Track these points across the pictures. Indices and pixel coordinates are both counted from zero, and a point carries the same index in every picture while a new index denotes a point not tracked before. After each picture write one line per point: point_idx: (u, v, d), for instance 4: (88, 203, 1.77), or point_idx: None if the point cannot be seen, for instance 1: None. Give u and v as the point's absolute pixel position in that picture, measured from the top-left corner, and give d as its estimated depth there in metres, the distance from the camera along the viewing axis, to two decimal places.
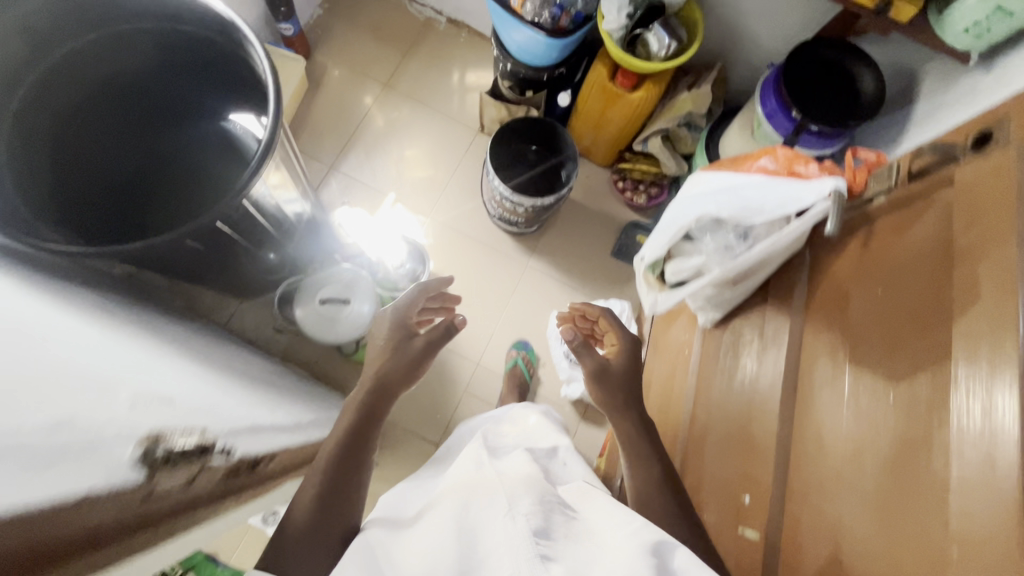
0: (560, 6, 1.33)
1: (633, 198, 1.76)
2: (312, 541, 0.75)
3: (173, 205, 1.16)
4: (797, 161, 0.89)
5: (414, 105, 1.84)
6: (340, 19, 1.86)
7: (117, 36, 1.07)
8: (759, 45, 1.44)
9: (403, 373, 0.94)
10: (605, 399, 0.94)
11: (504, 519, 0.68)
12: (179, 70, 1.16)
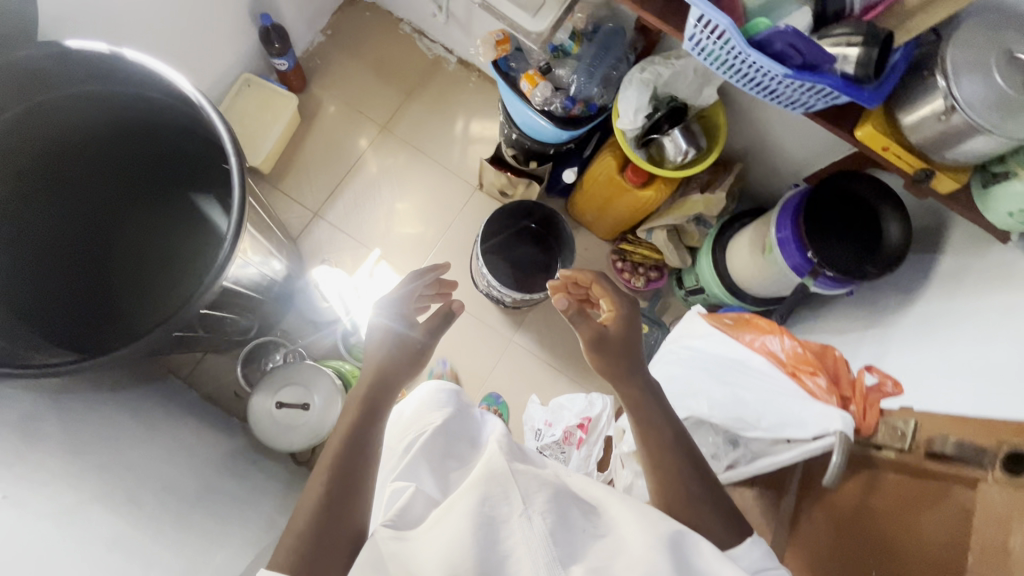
0: (574, 97, 1.21)
1: (632, 279, 1.64)
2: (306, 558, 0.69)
3: (131, 280, 1.08)
4: (805, 366, 0.81)
5: (411, 152, 1.72)
6: (340, 49, 1.73)
7: (60, 105, 0.96)
8: (785, 151, 1.33)
9: (394, 361, 0.89)
10: (606, 366, 0.83)
11: (518, 522, 0.59)
12: (133, 137, 1.07)
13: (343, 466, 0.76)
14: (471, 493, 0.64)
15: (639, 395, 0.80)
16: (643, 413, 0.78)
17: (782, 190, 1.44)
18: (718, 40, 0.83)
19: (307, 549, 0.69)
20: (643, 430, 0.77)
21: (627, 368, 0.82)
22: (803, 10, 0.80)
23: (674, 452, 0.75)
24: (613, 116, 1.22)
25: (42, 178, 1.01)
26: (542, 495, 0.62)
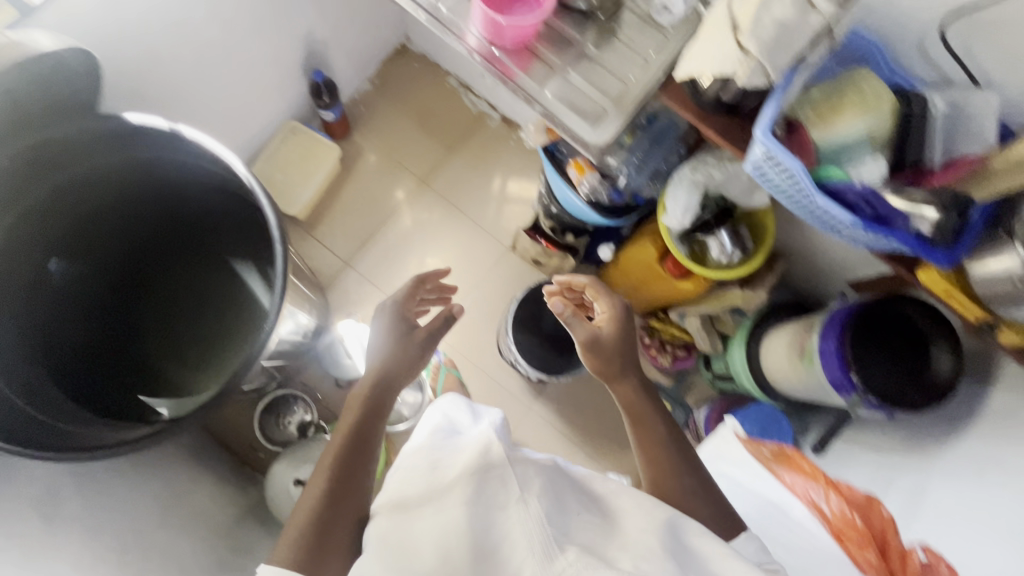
0: (622, 190, 1.21)
1: (659, 357, 1.59)
2: (315, 543, 0.77)
3: (164, 330, 1.13)
4: (852, 529, 0.76)
5: (447, 207, 1.71)
6: (385, 98, 1.73)
7: (101, 171, 0.97)
8: (832, 257, 1.28)
9: (398, 360, 0.97)
10: (602, 366, 0.93)
11: (514, 510, 0.66)
12: (168, 194, 1.07)
13: (348, 468, 0.84)
14: (462, 480, 0.70)
15: (634, 395, 0.91)
16: (639, 408, 0.90)
17: (825, 290, 1.40)
18: (785, 176, 0.80)
19: (317, 536, 0.77)
20: (638, 424, 0.89)
21: (621, 367, 0.93)
22: (879, 160, 0.77)
23: (660, 452, 0.85)
24: (659, 210, 1.21)
25: (80, 234, 1.03)
26: (535, 483, 0.70)
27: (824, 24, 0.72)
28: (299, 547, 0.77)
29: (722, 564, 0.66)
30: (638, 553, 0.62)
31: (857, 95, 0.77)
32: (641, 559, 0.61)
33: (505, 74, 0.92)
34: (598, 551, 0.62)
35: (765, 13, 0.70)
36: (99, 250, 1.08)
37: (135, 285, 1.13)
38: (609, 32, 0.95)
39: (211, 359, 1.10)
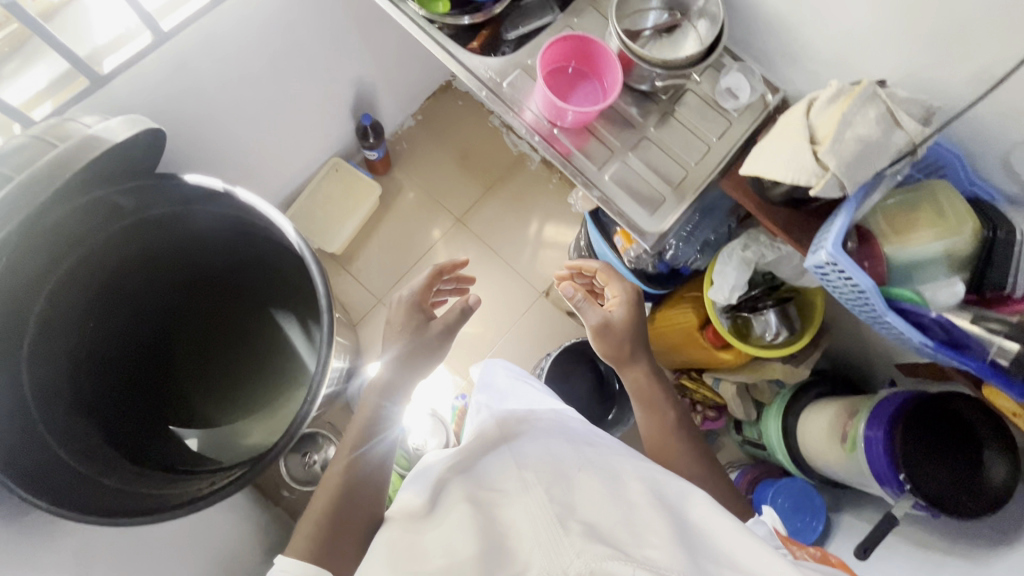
0: (667, 261, 1.19)
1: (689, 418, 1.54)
2: (333, 526, 0.78)
3: (205, 368, 1.13)
4: None
5: (481, 249, 1.70)
6: (428, 135, 1.73)
7: (155, 221, 0.96)
8: (882, 340, 1.24)
9: (413, 346, 0.96)
10: (612, 350, 0.98)
11: (520, 503, 0.65)
12: (220, 239, 1.06)
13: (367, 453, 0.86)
14: (469, 476, 0.72)
15: (642, 381, 0.96)
16: (646, 393, 0.96)
17: (870, 368, 1.35)
18: (843, 280, 0.77)
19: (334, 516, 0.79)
20: (645, 407, 0.95)
21: (630, 354, 0.97)
22: (952, 282, 0.74)
23: (665, 434, 0.93)
24: (706, 283, 1.18)
25: (133, 276, 1.03)
26: (534, 462, 0.72)
27: (908, 141, 0.69)
28: (320, 531, 0.78)
29: (734, 543, 0.61)
30: (648, 538, 0.58)
31: (935, 212, 0.74)
32: (650, 546, 0.57)
33: (561, 150, 0.91)
34: (607, 538, 0.58)
35: (847, 129, 0.68)
36: (139, 296, 1.07)
37: (180, 323, 1.13)
38: (672, 114, 0.93)
39: (249, 403, 1.11)
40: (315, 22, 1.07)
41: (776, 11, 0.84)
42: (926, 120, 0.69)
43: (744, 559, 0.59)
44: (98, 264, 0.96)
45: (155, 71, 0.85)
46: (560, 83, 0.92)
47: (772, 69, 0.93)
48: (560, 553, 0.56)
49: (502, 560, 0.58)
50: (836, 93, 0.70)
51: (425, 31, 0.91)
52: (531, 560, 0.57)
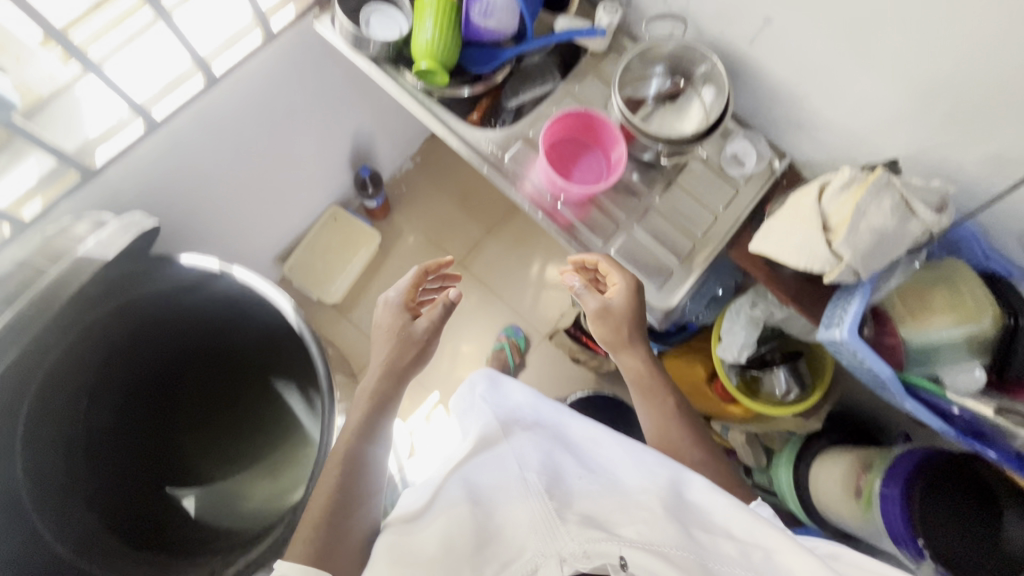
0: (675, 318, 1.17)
1: None
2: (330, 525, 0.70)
3: (207, 423, 1.10)
4: None
5: (483, 292, 1.68)
6: (427, 177, 1.70)
7: (144, 297, 0.91)
8: None
9: (398, 344, 0.84)
10: (609, 339, 0.83)
11: (517, 496, 0.63)
12: (214, 306, 0.99)
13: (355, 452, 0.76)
14: (463, 467, 0.69)
15: (643, 372, 0.82)
16: (645, 382, 0.82)
17: (883, 417, 1.32)
18: (854, 355, 0.75)
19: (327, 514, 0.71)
20: (646, 398, 0.82)
21: (631, 342, 0.82)
22: (976, 369, 0.70)
23: (669, 428, 0.79)
24: (715, 339, 1.16)
25: (128, 345, 0.98)
26: (533, 452, 0.68)
27: (925, 228, 0.67)
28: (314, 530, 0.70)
29: (728, 515, 0.61)
30: (639, 516, 0.59)
31: (953, 297, 0.72)
32: (641, 523, 0.58)
33: (562, 224, 0.89)
34: (599, 522, 0.59)
35: (861, 219, 0.66)
36: (133, 365, 1.02)
37: (181, 378, 1.09)
38: (677, 182, 0.91)
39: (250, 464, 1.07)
40: (317, 88, 1.03)
41: (782, 83, 0.83)
42: (941, 207, 0.68)
43: (737, 528, 0.60)
44: (89, 344, 0.90)
45: (150, 155, 0.83)
46: (563, 150, 0.90)
47: (777, 135, 0.91)
48: (555, 537, 0.58)
49: (501, 552, 0.59)
50: (848, 180, 0.68)
51: (423, 104, 0.89)
52: (528, 546, 0.59)
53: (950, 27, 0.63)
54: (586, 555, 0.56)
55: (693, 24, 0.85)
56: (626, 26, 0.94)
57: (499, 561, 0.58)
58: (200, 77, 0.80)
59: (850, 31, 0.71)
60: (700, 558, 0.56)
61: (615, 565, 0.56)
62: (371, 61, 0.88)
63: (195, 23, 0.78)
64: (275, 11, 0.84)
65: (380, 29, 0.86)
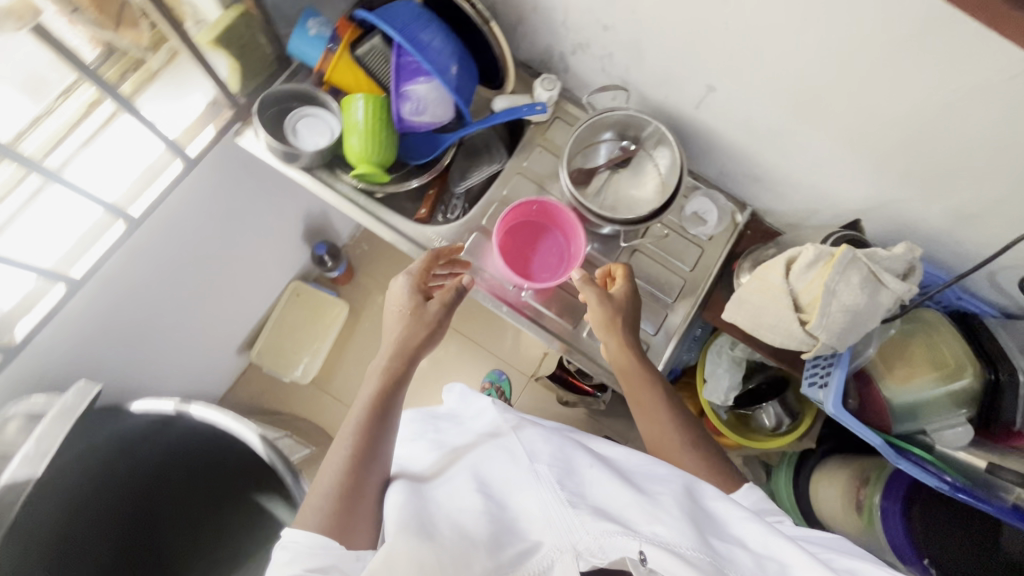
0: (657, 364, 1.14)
1: None
2: (349, 489, 0.62)
3: None
4: None
5: (462, 341, 1.63)
6: None
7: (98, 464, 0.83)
8: None
9: (411, 323, 0.74)
10: (598, 325, 0.77)
11: (529, 485, 0.57)
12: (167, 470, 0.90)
13: (375, 430, 0.67)
14: (471, 464, 0.63)
15: (631, 357, 0.76)
16: (633, 372, 0.76)
17: None
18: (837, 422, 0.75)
19: (343, 483, 0.62)
20: (633, 387, 0.76)
21: (625, 325, 0.77)
22: (965, 425, 0.69)
23: (660, 415, 0.75)
24: (698, 380, 1.13)
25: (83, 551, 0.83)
26: (545, 450, 0.61)
27: (896, 299, 0.65)
28: (329, 502, 0.61)
29: (745, 529, 0.54)
30: (658, 512, 0.52)
31: (930, 354, 0.71)
32: (660, 519, 0.51)
33: (528, 314, 0.85)
34: (614, 515, 0.52)
35: (832, 299, 0.64)
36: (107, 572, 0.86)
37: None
38: (640, 250, 0.88)
39: None
40: (257, 194, 0.96)
41: (734, 143, 0.80)
42: (908, 273, 0.66)
43: (751, 539, 0.54)
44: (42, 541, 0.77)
45: (87, 307, 0.76)
46: (520, 235, 0.85)
47: (734, 187, 0.89)
48: (571, 529, 0.52)
49: (515, 541, 0.53)
50: (814, 257, 0.66)
51: (365, 207, 0.84)
52: (542, 539, 0.53)
53: (901, 103, 0.60)
54: (603, 551, 0.50)
55: (636, 91, 0.82)
56: (566, 92, 0.90)
57: (515, 550, 0.52)
58: (120, 222, 0.73)
59: (799, 101, 0.67)
60: (720, 565, 0.49)
61: (636, 559, 0.49)
62: (306, 171, 0.82)
63: (98, 167, 0.69)
64: (192, 135, 0.77)
65: (308, 133, 0.81)
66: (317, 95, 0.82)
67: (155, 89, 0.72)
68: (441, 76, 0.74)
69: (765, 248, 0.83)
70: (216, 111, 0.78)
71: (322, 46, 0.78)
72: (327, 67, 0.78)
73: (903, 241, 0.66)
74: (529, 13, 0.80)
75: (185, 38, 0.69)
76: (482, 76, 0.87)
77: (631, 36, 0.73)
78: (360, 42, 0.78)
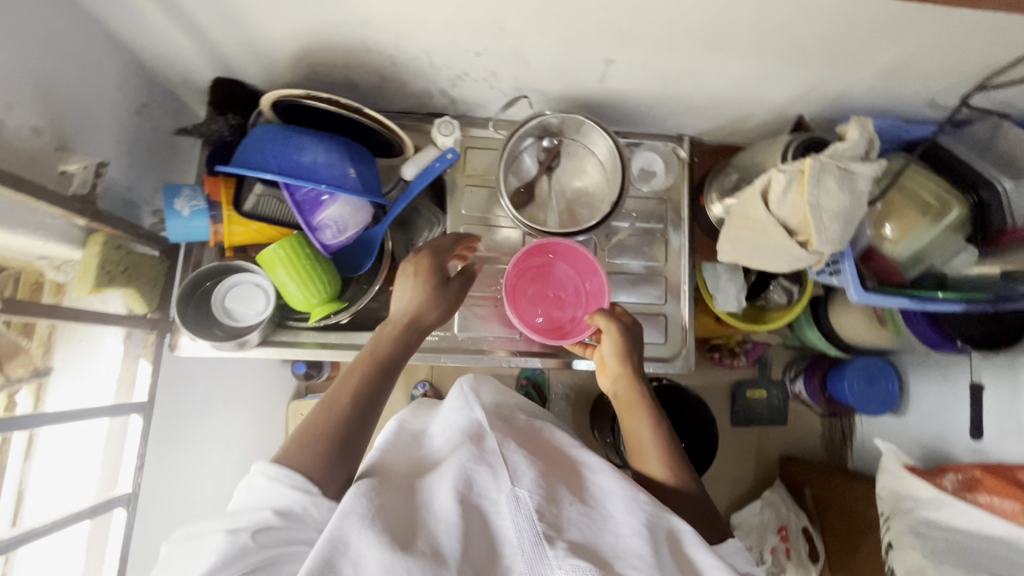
0: None
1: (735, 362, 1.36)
2: (337, 440, 0.54)
3: None
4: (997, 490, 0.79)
5: None
6: None
7: None
8: None
9: (430, 296, 0.69)
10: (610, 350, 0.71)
11: (507, 507, 0.51)
12: None
13: (374, 386, 0.59)
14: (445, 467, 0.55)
15: (626, 380, 0.69)
16: (621, 397, 0.68)
17: None
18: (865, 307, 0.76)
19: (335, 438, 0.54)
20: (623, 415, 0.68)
21: (627, 351, 0.70)
22: (969, 249, 0.73)
23: (637, 430, 0.65)
24: (704, 297, 1.06)
25: None
26: (529, 470, 0.54)
27: (873, 181, 0.65)
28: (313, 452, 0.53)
29: None
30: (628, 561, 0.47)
31: (915, 204, 0.73)
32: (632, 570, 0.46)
33: (544, 351, 0.84)
34: (592, 555, 0.47)
35: (820, 213, 0.64)
36: None
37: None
38: (612, 233, 0.86)
39: None
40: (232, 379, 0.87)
41: (652, 94, 0.76)
42: (870, 149, 0.66)
43: None
44: None
45: None
46: (525, 290, 0.81)
47: (664, 126, 0.86)
48: (544, 561, 0.46)
49: (491, 564, 0.48)
50: (787, 183, 0.65)
51: (338, 343, 0.79)
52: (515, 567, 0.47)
53: (803, 6, 0.57)
54: None
55: (532, 90, 0.76)
56: (463, 118, 0.83)
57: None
58: (120, 509, 0.67)
59: (701, 41, 0.64)
60: None
61: None
62: (262, 343, 0.76)
63: (58, 478, 0.61)
64: (129, 381, 0.70)
65: (241, 308, 0.74)
66: (227, 264, 0.74)
67: (61, 363, 0.61)
68: (340, 185, 0.67)
69: (724, 173, 0.82)
70: (137, 340, 0.71)
71: (204, 219, 0.69)
72: (224, 239, 0.71)
73: (854, 122, 0.65)
74: (391, 71, 0.72)
75: (54, 307, 0.59)
76: (375, 151, 0.79)
77: (508, 51, 0.67)
78: (240, 196, 0.69)
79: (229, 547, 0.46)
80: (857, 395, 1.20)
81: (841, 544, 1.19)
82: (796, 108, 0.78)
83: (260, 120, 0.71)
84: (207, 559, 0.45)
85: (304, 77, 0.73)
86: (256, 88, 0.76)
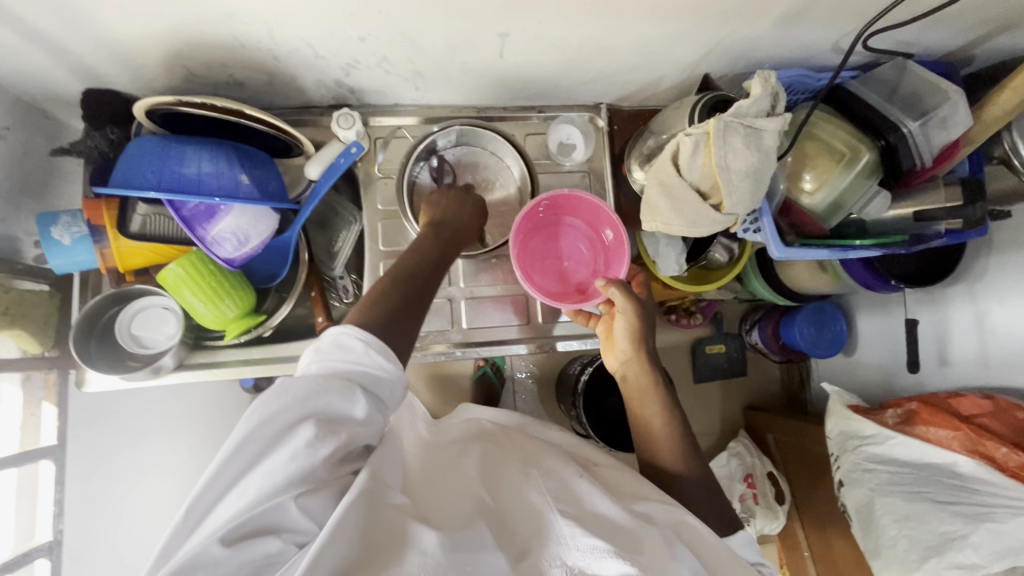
0: None
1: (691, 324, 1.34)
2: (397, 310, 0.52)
3: None
4: (930, 419, 0.82)
5: None
6: None
7: None
8: None
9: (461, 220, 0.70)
10: (627, 329, 0.69)
11: (533, 490, 0.53)
12: None
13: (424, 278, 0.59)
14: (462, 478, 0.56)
15: (637, 368, 0.69)
16: (632, 381, 0.68)
17: None
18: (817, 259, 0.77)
19: (399, 305, 0.53)
20: (633, 401, 0.68)
21: (640, 335, 0.70)
22: (882, 194, 0.74)
23: (648, 411, 0.67)
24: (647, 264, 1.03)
25: None
26: (554, 470, 0.57)
27: (778, 134, 0.64)
28: (379, 309, 0.52)
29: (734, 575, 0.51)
30: (660, 547, 0.47)
31: (828, 152, 0.73)
32: (669, 557, 0.46)
33: (481, 340, 0.82)
34: (623, 540, 0.47)
35: (728, 173, 0.63)
36: None
37: None
38: None
39: None
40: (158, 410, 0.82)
41: (557, 65, 0.73)
42: (774, 103, 0.65)
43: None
44: None
45: None
46: (536, 246, 0.79)
47: (580, 96, 0.83)
48: (562, 543, 0.46)
49: (513, 545, 0.47)
50: (693, 146, 0.64)
51: (259, 358, 0.75)
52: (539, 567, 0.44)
53: None
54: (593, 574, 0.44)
55: (432, 72, 0.72)
56: (368, 108, 0.79)
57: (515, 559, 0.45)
58: (42, 559, 0.68)
59: (593, 7, 0.61)
60: None
61: None
62: (178, 368, 0.72)
63: None
64: (35, 426, 0.68)
65: (150, 333, 0.70)
66: (125, 290, 0.69)
67: None
68: (234, 195, 0.63)
69: (642, 139, 0.80)
70: (37, 382, 0.69)
71: (88, 245, 0.65)
72: (117, 263, 0.67)
73: (758, 76, 0.63)
74: (276, 66, 0.67)
75: None
76: (273, 152, 0.75)
77: (393, 34, 0.63)
78: (124, 217, 0.64)
79: (310, 460, 0.41)
80: (807, 340, 1.22)
81: (802, 484, 1.23)
82: (705, 66, 0.76)
83: (141, 131, 0.66)
84: (282, 465, 0.40)
85: (183, 80, 0.68)
86: (133, 97, 0.70)
